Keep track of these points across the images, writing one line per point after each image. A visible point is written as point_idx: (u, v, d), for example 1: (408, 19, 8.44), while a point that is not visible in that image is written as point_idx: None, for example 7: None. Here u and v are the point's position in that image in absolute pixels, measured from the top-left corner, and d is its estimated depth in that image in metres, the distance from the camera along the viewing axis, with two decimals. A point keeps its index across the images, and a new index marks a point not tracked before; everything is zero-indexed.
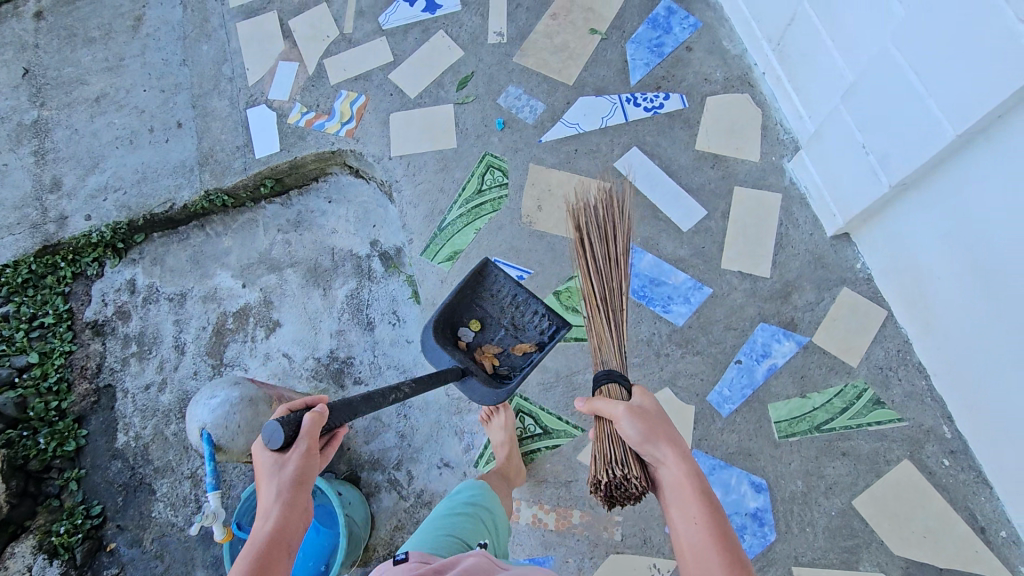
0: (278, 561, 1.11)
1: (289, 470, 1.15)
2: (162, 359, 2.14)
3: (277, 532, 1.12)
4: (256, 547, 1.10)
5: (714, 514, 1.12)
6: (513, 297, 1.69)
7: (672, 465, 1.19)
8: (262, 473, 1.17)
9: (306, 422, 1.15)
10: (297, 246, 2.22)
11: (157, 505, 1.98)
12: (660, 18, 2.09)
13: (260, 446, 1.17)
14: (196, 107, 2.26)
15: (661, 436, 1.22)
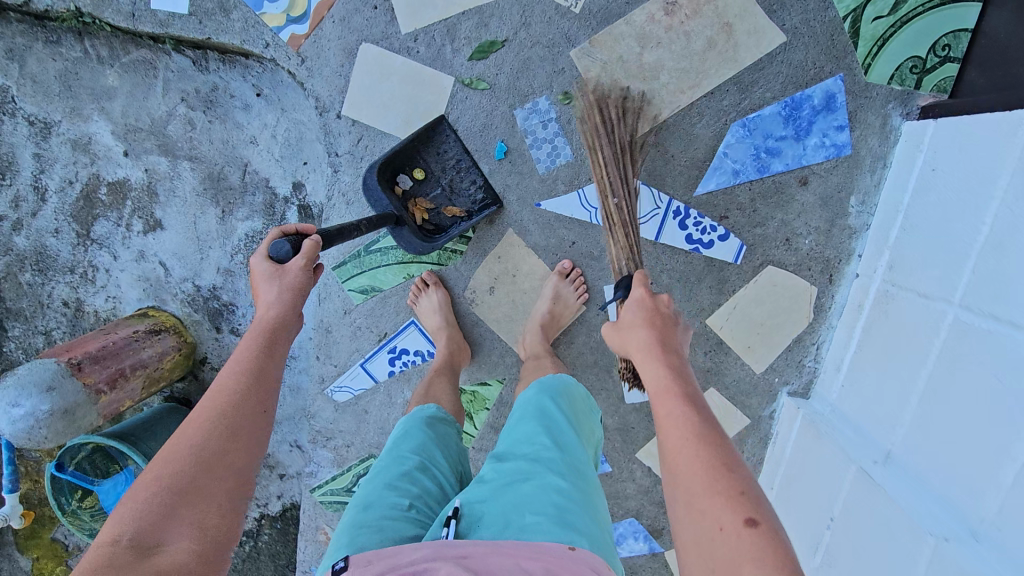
0: (280, 346, 1.02)
1: (289, 279, 1.05)
2: (19, 194, 1.76)
3: (280, 318, 1.02)
4: (257, 332, 1.00)
5: (701, 419, 0.84)
6: (456, 159, 1.42)
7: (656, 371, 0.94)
8: (257, 278, 1.05)
9: (311, 241, 1.08)
10: (201, 137, 1.66)
11: (8, 343, 1.86)
12: (807, 108, 1.35)
13: (256, 256, 1.07)
14: None
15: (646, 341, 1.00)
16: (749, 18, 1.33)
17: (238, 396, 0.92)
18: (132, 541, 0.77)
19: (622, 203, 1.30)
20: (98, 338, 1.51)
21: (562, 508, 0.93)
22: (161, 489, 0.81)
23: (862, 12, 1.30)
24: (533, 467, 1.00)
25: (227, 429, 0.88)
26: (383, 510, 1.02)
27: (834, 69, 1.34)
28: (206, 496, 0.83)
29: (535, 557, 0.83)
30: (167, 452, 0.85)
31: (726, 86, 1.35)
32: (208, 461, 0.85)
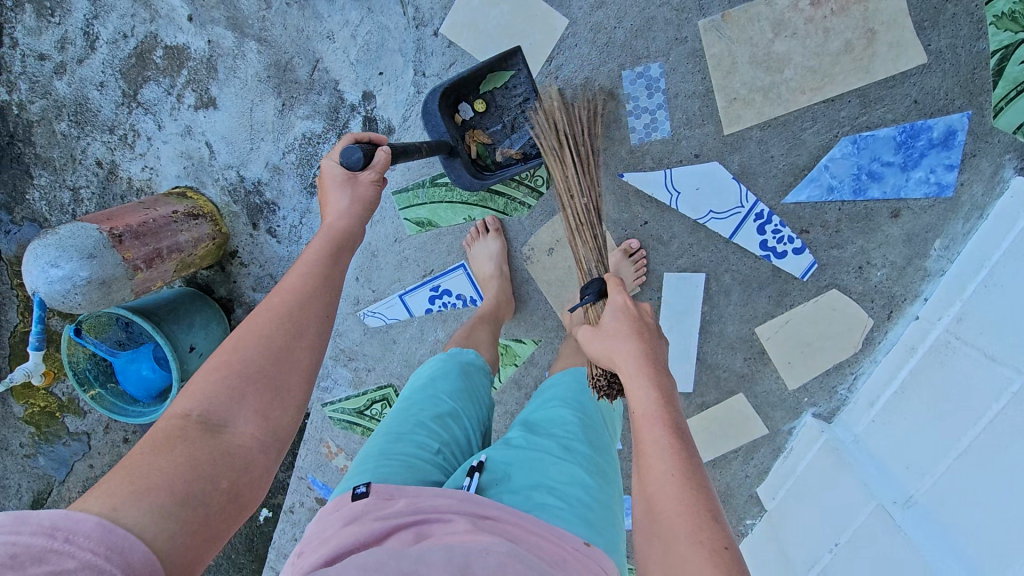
0: (346, 254, 0.96)
1: (360, 189, 1.00)
2: (68, 37, 1.63)
3: (349, 228, 0.97)
4: (328, 237, 0.94)
5: (682, 432, 0.83)
6: (523, 98, 1.35)
7: (636, 368, 0.90)
8: (328, 182, 1.00)
9: (382, 154, 1.03)
10: (275, 19, 1.54)
11: (32, 192, 1.78)
12: (924, 139, 1.29)
13: (329, 159, 1.01)
14: None
15: (625, 333, 0.95)
16: (895, 28, 1.25)
17: (305, 298, 0.85)
18: (201, 418, 0.73)
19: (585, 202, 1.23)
20: (138, 213, 1.45)
21: (586, 501, 0.91)
22: (229, 373, 0.76)
23: (1012, 52, 1.20)
24: (567, 455, 0.97)
25: (296, 324, 0.82)
26: (411, 448, 0.95)
27: (963, 105, 1.26)
28: (273, 385, 0.78)
29: (557, 542, 0.80)
30: (234, 339, 0.80)
31: (846, 97, 1.29)
32: (274, 355, 0.79)
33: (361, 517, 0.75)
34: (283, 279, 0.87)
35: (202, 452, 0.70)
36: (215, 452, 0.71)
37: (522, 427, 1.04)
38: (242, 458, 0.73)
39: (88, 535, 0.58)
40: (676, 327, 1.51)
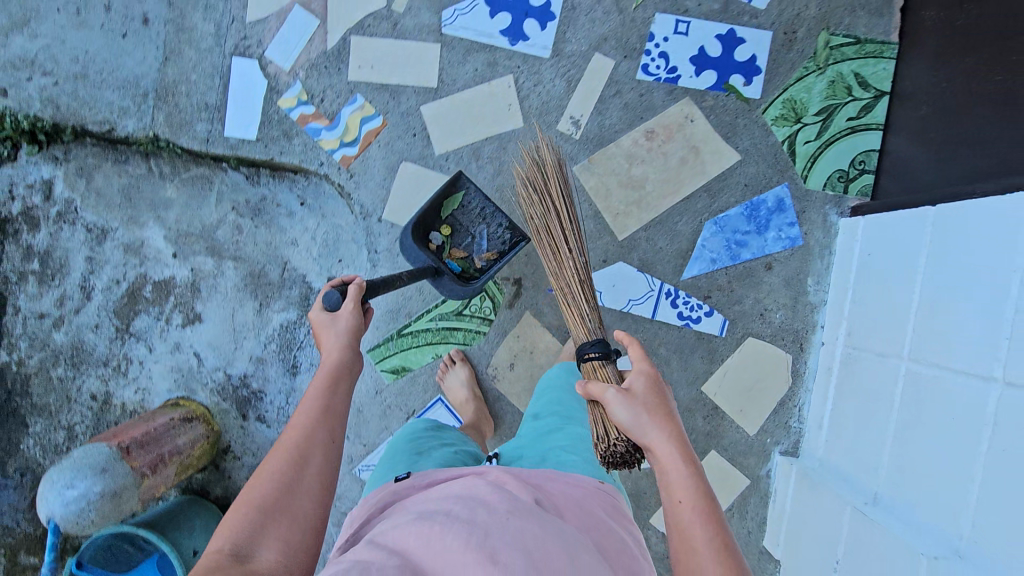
0: (344, 383, 1.09)
1: (345, 322, 1.14)
2: (64, 295, 1.89)
3: (342, 358, 1.09)
4: (325, 370, 1.08)
5: (712, 499, 0.93)
6: (480, 208, 1.60)
7: (670, 452, 0.97)
8: (318, 327, 1.14)
9: (356, 290, 1.17)
10: (246, 240, 1.88)
11: (28, 440, 1.89)
12: (764, 209, 1.69)
13: (314, 306, 1.16)
14: (172, 7, 1.68)
15: (654, 412, 1.02)
16: (711, 142, 1.68)
17: (311, 431, 0.99)
18: (231, 552, 0.82)
19: (572, 263, 1.49)
20: (144, 424, 1.62)
21: (591, 454, 1.20)
22: (250, 509, 0.88)
23: (795, 137, 1.68)
24: (569, 425, 1.27)
25: (301, 454, 0.95)
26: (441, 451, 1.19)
27: (780, 179, 1.69)
28: (289, 513, 0.90)
29: (578, 483, 1.05)
30: (254, 480, 0.91)
31: (698, 194, 1.68)
32: (289, 488, 0.91)
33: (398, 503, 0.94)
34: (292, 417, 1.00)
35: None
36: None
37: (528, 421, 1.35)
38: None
39: None
40: None
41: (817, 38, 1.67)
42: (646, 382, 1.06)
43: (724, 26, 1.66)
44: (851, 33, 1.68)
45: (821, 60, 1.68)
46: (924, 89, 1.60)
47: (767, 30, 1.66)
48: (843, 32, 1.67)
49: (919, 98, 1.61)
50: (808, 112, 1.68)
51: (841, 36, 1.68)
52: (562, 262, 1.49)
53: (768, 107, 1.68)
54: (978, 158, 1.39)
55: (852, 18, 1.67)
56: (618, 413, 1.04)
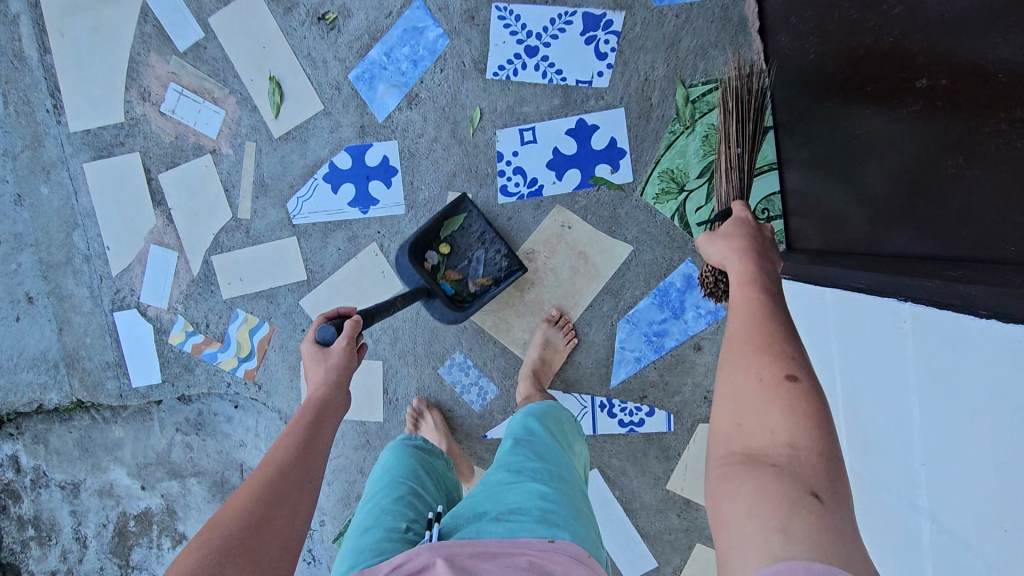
0: (325, 426, 1.06)
1: (336, 359, 1.13)
2: (65, 549, 1.99)
3: (328, 394, 1.09)
4: (309, 407, 1.06)
5: (783, 324, 0.81)
6: (481, 232, 1.55)
7: (751, 271, 0.90)
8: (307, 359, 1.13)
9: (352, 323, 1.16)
10: (199, 454, 1.91)
11: None
12: (673, 292, 1.56)
13: (306, 338, 1.15)
14: (46, 280, 1.71)
15: (739, 236, 0.98)
16: (597, 242, 1.56)
17: (285, 470, 0.95)
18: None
19: (730, 152, 1.29)
20: None
21: (546, 508, 1.03)
22: (209, 551, 0.80)
23: (683, 208, 1.54)
24: (518, 477, 1.10)
25: (275, 499, 0.90)
26: (380, 531, 1.13)
27: (682, 256, 1.55)
28: (250, 560, 0.82)
29: (521, 553, 0.92)
30: (218, 516, 0.86)
31: (600, 297, 1.57)
32: (255, 524, 0.85)
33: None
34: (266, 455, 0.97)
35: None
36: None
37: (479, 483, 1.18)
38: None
39: None
40: (606, 519, 1.66)
41: (675, 96, 1.51)
42: (738, 222, 1.03)
43: (572, 119, 1.53)
44: (710, 76, 1.50)
45: (687, 116, 1.51)
46: (799, 121, 1.37)
47: (618, 106, 1.52)
48: (701, 79, 1.50)
49: (796, 130, 1.41)
50: (690, 177, 1.52)
51: (700, 84, 1.50)
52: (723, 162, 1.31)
53: (644, 186, 1.54)
54: (851, 216, 1.21)
55: (707, 61, 1.50)
56: (702, 250, 1.04)
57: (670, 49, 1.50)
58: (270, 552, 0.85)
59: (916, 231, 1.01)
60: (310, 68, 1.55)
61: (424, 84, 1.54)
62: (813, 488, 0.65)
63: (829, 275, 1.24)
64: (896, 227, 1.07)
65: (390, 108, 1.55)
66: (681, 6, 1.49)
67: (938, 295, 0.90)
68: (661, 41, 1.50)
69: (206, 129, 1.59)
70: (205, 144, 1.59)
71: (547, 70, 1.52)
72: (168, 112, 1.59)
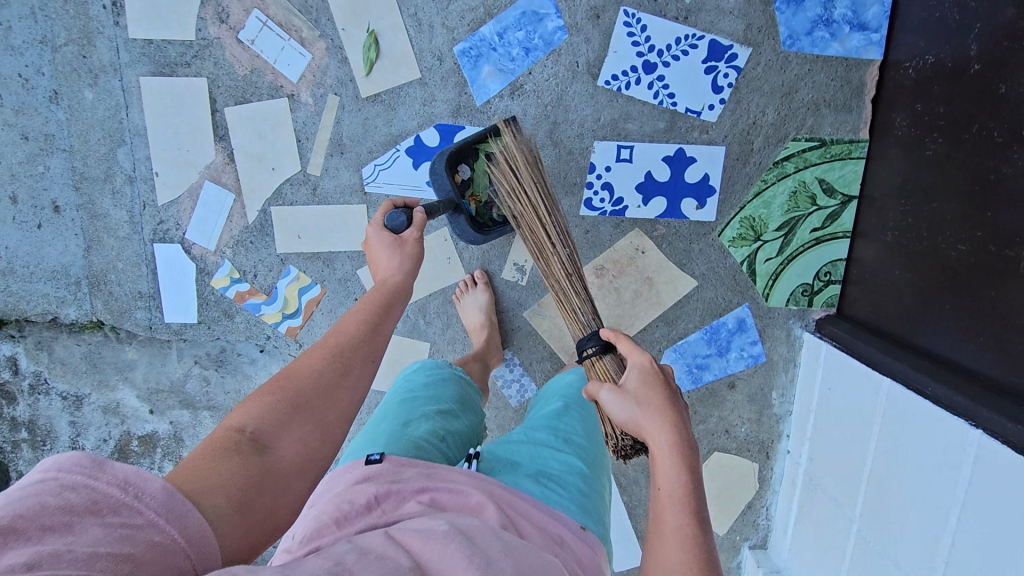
0: (396, 304, 1.01)
1: (407, 248, 1.07)
2: (60, 455, 1.94)
3: (401, 278, 1.02)
4: (383, 286, 1.01)
5: (707, 525, 0.78)
6: None
7: (675, 475, 0.82)
8: (376, 245, 1.07)
9: (421, 213, 1.11)
10: (215, 390, 1.87)
11: None
12: (724, 331, 1.62)
13: (374, 223, 1.10)
14: (80, 192, 1.58)
15: (655, 404, 0.90)
16: (665, 271, 1.58)
17: (355, 343, 0.90)
18: (254, 435, 0.78)
19: (559, 261, 1.23)
20: None
21: (583, 489, 0.95)
22: (285, 399, 0.82)
23: (755, 256, 1.55)
24: (565, 446, 1.02)
25: (344, 365, 0.87)
26: (418, 433, 1.00)
27: (741, 301, 1.59)
28: (315, 415, 0.83)
29: (558, 523, 0.85)
30: (293, 367, 0.86)
31: (655, 323, 1.61)
32: (325, 387, 0.84)
33: (373, 479, 0.81)
34: (340, 323, 0.92)
35: (250, 465, 0.75)
36: (262, 471, 0.75)
37: (522, 424, 1.10)
38: (283, 478, 0.77)
39: (154, 495, 0.62)
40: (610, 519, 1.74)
41: (777, 146, 1.49)
42: (649, 375, 0.95)
43: (671, 146, 1.49)
44: (815, 135, 1.48)
45: (782, 168, 1.50)
46: (893, 204, 1.40)
47: (719, 144, 1.49)
48: (806, 135, 1.48)
49: (887, 208, 1.42)
50: (769, 229, 1.53)
51: (804, 139, 1.48)
52: (549, 262, 1.24)
53: (723, 228, 1.54)
54: (922, 315, 1.29)
55: (817, 118, 1.47)
56: (611, 409, 0.96)
57: (786, 97, 1.46)
58: (335, 417, 0.85)
59: (1001, 359, 1.09)
60: (413, 30, 1.44)
61: (531, 76, 1.46)
62: None
63: (889, 368, 1.32)
64: (974, 353, 1.15)
65: (491, 93, 1.47)
66: (808, 56, 1.43)
67: (1012, 435, 1.02)
68: (779, 88, 1.45)
69: (287, 70, 1.46)
70: (283, 85, 1.47)
71: (660, 91, 1.46)
72: (246, 41, 1.45)
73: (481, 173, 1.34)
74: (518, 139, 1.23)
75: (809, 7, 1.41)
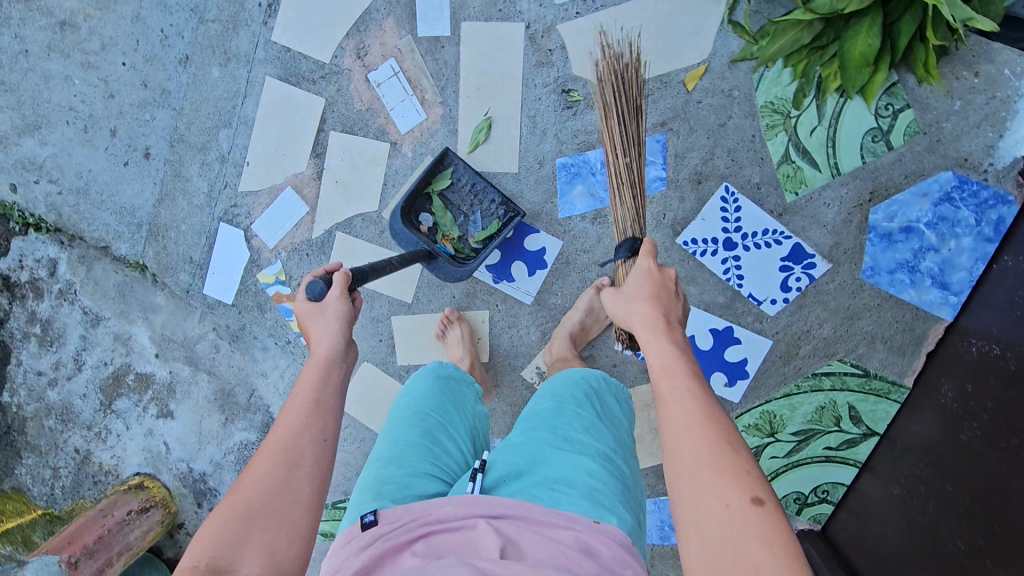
0: (333, 376, 1.00)
1: (333, 312, 1.06)
2: (61, 360, 2.02)
3: (330, 348, 1.02)
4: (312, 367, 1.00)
5: (710, 401, 0.85)
6: (471, 184, 1.47)
7: (664, 347, 0.93)
8: (304, 319, 1.07)
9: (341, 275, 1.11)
10: (222, 359, 1.94)
11: (22, 468, 2.09)
12: None
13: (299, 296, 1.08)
14: (172, 150, 1.65)
15: (642, 296, 1.02)
16: None
17: (299, 430, 0.92)
18: (210, 563, 0.77)
19: (619, 165, 1.22)
20: (96, 524, 1.81)
21: (593, 484, 1.00)
22: (232, 515, 0.82)
23: (761, 449, 1.57)
24: (566, 447, 1.06)
25: (291, 459, 0.88)
26: (405, 466, 1.04)
27: None
28: (272, 519, 0.83)
29: (569, 530, 0.91)
30: (242, 482, 0.85)
31: (646, 471, 1.62)
32: (275, 487, 0.85)
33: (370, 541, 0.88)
34: (278, 418, 0.93)
35: None
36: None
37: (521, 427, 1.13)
38: None
39: None
40: None
41: (821, 359, 1.51)
42: (644, 276, 1.06)
43: (722, 321, 1.52)
44: (861, 363, 1.50)
45: (819, 381, 1.52)
46: (909, 459, 1.40)
47: (767, 337, 1.51)
48: (852, 360, 1.50)
49: (903, 461, 1.42)
50: (785, 430, 1.55)
51: (849, 364, 1.50)
52: (611, 167, 1.23)
53: (742, 413, 1.56)
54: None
55: (869, 349, 1.49)
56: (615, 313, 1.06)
57: (847, 320, 1.48)
58: (294, 512, 0.85)
59: None
60: (527, 129, 1.49)
61: None
62: (757, 496, 0.74)
63: None
64: None
65: (575, 211, 1.51)
66: (881, 292, 1.46)
67: None
68: (843, 309, 1.48)
69: (399, 120, 1.52)
70: (390, 132, 1.53)
71: (732, 269, 1.49)
72: (373, 82, 1.51)
73: (439, 212, 1.45)
74: (615, 59, 1.21)
75: (901, 249, 1.43)
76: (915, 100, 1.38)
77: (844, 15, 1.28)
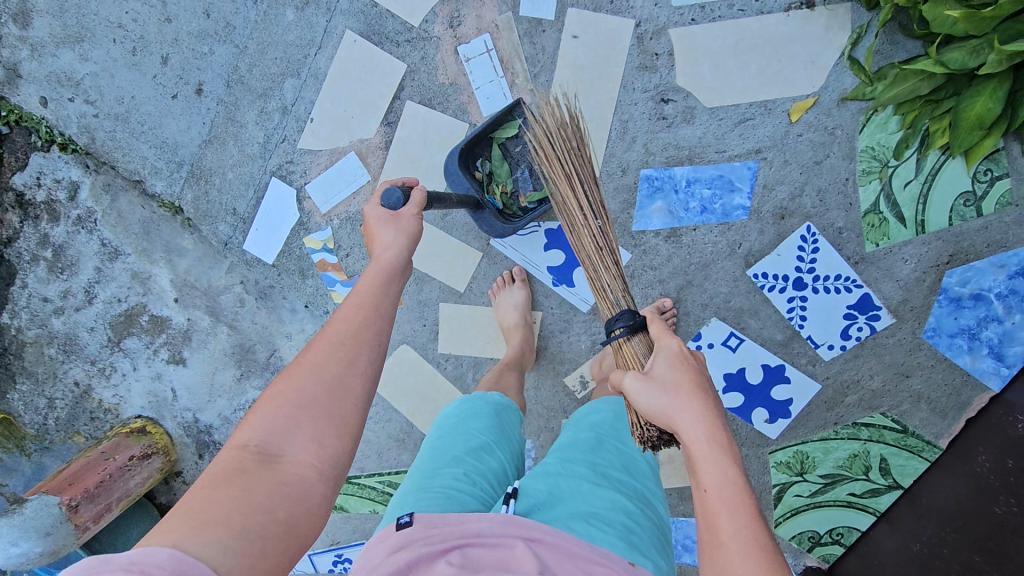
0: (394, 281, 0.97)
1: (403, 222, 1.01)
2: (71, 289, 1.88)
3: (396, 256, 0.98)
4: (372, 270, 0.96)
5: (756, 516, 0.77)
6: None
7: (705, 451, 0.82)
8: (371, 222, 1.02)
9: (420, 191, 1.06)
10: (245, 314, 1.84)
11: (15, 393, 1.93)
12: None
13: (371, 201, 1.04)
14: (229, 91, 1.53)
15: (680, 386, 0.88)
16: None
17: (358, 328, 0.88)
18: (259, 448, 0.77)
19: (589, 232, 1.13)
20: (97, 468, 1.70)
21: (630, 526, 0.92)
22: (286, 404, 0.80)
23: (787, 486, 1.59)
24: (603, 484, 0.98)
25: (347, 357, 0.85)
26: (449, 479, 0.98)
27: None
28: (324, 414, 0.81)
29: (604, 564, 0.81)
30: (295, 369, 0.83)
31: (670, 491, 1.63)
32: (330, 384, 0.82)
33: (407, 544, 0.79)
34: (337, 311, 0.89)
35: (256, 479, 0.74)
36: (269, 483, 0.74)
37: (555, 455, 1.06)
38: (298, 484, 0.76)
39: (160, 565, 0.62)
40: None
41: (864, 411, 1.52)
42: (669, 354, 0.94)
43: (775, 359, 1.51)
44: (902, 420, 1.51)
45: (858, 431, 1.53)
46: (932, 514, 1.43)
47: (817, 381, 1.51)
48: (894, 416, 1.51)
49: (926, 517, 1.44)
50: (814, 472, 1.56)
51: (890, 419, 1.51)
52: (580, 235, 1.14)
53: (776, 449, 1.57)
54: None
55: (913, 407, 1.50)
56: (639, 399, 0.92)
57: (898, 376, 1.49)
58: (346, 411, 0.82)
59: None
60: (616, 133, 1.42)
61: (694, 232, 1.45)
62: None
63: None
64: None
65: (650, 227, 1.46)
66: (938, 354, 1.46)
67: None
68: (896, 364, 1.48)
69: (483, 103, 1.42)
70: (471, 112, 1.43)
71: (796, 309, 1.47)
72: (461, 56, 1.41)
73: (495, 163, 1.37)
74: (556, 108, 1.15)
75: (966, 315, 1.42)
76: (1015, 169, 1.35)
77: (971, 72, 1.22)
